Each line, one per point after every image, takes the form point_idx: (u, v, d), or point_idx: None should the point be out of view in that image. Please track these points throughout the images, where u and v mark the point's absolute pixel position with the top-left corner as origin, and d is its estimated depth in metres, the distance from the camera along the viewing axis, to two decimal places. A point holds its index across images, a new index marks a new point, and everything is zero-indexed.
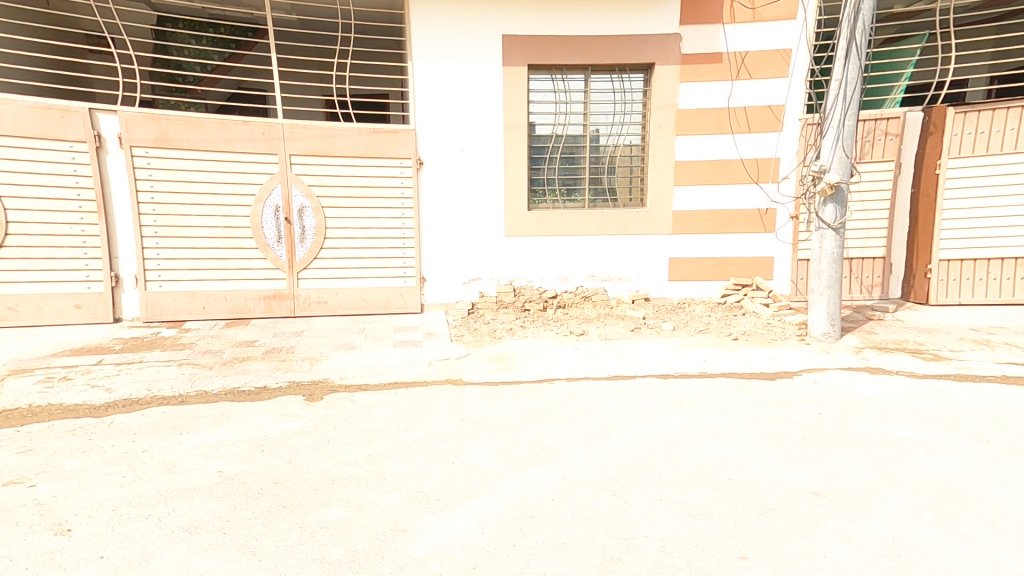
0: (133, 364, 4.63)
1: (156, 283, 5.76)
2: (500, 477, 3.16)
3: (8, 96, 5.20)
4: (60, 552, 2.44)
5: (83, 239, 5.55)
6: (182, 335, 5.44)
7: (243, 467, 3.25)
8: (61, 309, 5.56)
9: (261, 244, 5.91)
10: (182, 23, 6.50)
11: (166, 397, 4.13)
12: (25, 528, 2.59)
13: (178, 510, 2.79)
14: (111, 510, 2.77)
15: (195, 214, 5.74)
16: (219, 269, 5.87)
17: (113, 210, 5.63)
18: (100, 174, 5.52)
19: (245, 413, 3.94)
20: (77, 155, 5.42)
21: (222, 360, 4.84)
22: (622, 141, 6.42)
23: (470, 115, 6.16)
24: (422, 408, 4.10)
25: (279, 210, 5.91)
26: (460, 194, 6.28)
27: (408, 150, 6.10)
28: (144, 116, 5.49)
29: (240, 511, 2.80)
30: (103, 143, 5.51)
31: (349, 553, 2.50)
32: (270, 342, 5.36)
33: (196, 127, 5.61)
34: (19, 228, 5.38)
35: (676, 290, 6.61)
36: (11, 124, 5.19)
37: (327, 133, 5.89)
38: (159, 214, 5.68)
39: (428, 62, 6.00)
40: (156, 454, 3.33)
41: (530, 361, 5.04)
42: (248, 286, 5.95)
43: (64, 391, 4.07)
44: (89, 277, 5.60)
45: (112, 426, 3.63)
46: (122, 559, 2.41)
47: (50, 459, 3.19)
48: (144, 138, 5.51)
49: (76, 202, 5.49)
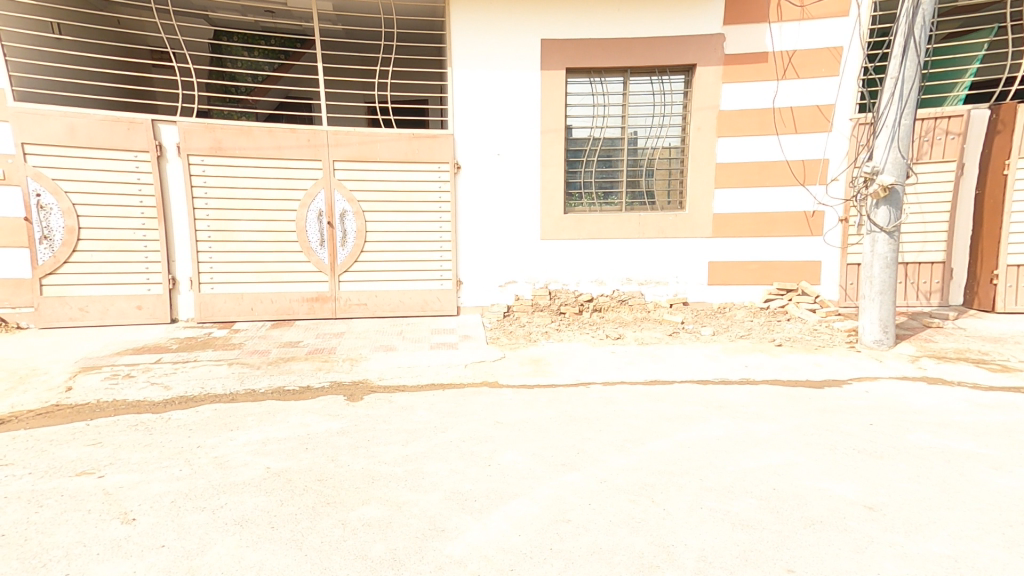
0: (188, 363, 4.86)
1: (209, 285, 6.01)
2: (536, 479, 3.18)
3: (82, 111, 5.55)
4: (125, 540, 2.58)
5: (144, 243, 5.85)
6: (232, 336, 5.66)
7: (289, 463, 3.37)
8: (125, 311, 5.87)
9: (306, 248, 6.10)
10: (235, 37, 6.83)
11: (218, 395, 4.31)
12: (95, 516, 2.75)
13: (230, 504, 2.92)
14: (169, 501, 2.92)
15: (245, 219, 5.98)
16: (266, 273, 6.09)
17: (172, 216, 5.92)
18: (160, 181, 5.80)
19: (291, 411, 4.07)
20: (140, 165, 5.72)
21: (269, 360, 5.03)
22: (662, 143, 6.34)
23: (509, 120, 6.20)
24: (459, 408, 4.16)
25: (322, 214, 6.09)
26: (497, 198, 6.33)
27: (446, 155, 6.18)
28: (200, 126, 5.74)
29: (286, 506, 2.90)
30: (163, 152, 5.80)
31: (390, 551, 2.56)
32: (313, 342, 5.53)
33: (247, 135, 5.84)
34: (91, 234, 5.72)
35: (716, 294, 6.49)
36: (83, 136, 5.53)
37: (368, 139, 6.04)
38: (213, 219, 5.92)
39: (468, 68, 6.07)
40: (209, 449, 3.49)
41: (566, 364, 5.04)
42: (293, 289, 6.16)
43: (127, 388, 4.30)
44: (149, 280, 5.90)
45: (169, 422, 3.81)
46: (180, 549, 2.54)
47: (116, 451, 3.38)
48: (200, 147, 5.77)
49: (138, 209, 5.79)
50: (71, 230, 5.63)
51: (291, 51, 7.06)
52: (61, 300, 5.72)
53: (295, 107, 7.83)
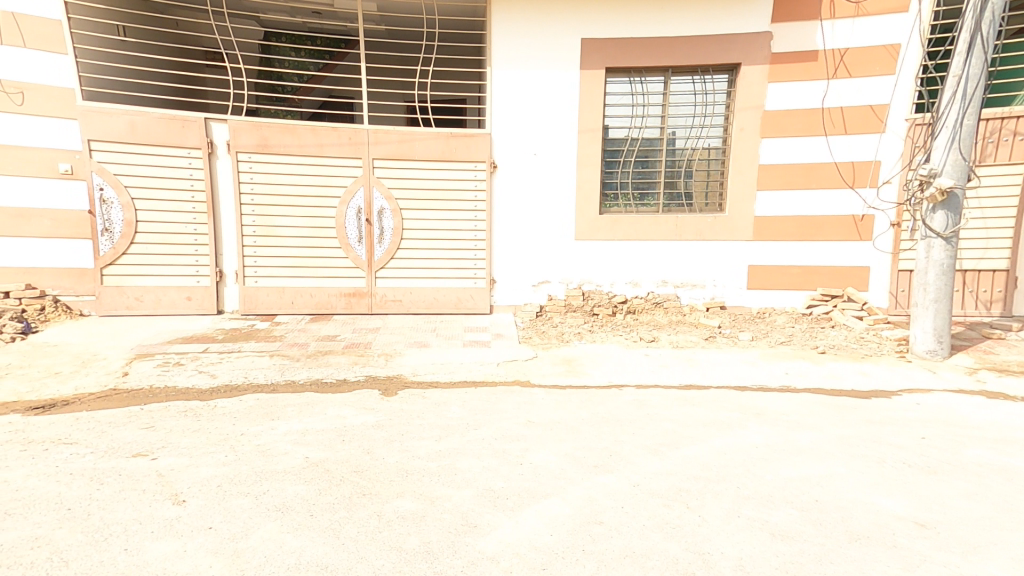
0: (233, 353, 5.04)
1: (253, 278, 6.20)
2: (568, 480, 3.18)
3: (142, 109, 5.80)
4: (177, 520, 2.70)
5: (195, 237, 6.09)
6: (274, 328, 5.83)
7: (326, 454, 3.46)
8: (175, 301, 6.13)
9: (344, 244, 6.23)
10: (283, 38, 7.17)
11: (260, 384, 4.45)
12: (150, 496, 2.89)
13: (272, 490, 3.02)
14: (216, 485, 3.04)
15: (288, 216, 6.15)
16: (307, 268, 6.26)
17: (221, 211, 6.15)
18: (211, 178, 6.04)
19: (328, 404, 4.16)
20: (193, 162, 5.96)
21: (308, 352, 5.16)
22: (701, 144, 6.23)
23: (546, 119, 6.19)
24: (491, 407, 4.18)
25: (361, 211, 6.21)
26: (533, 199, 6.35)
27: (483, 154, 6.24)
28: (248, 125, 5.93)
29: (325, 496, 2.98)
30: (214, 149, 6.02)
31: (423, 544, 2.60)
32: (350, 337, 5.64)
33: (292, 134, 6.00)
34: (148, 227, 5.99)
35: (754, 298, 6.35)
36: (143, 133, 5.79)
37: (407, 138, 6.12)
38: (258, 215, 6.11)
39: (508, 68, 6.10)
40: (252, 437, 3.61)
41: (599, 366, 5.02)
42: (331, 284, 6.30)
43: (178, 375, 4.49)
44: (199, 272, 6.13)
45: (215, 409, 3.95)
46: (227, 531, 2.64)
47: (167, 435, 3.53)
48: (248, 145, 5.96)
49: (190, 204, 6.03)
50: (129, 223, 5.91)
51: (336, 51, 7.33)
52: (119, 289, 6.00)
53: (338, 106, 8.06)
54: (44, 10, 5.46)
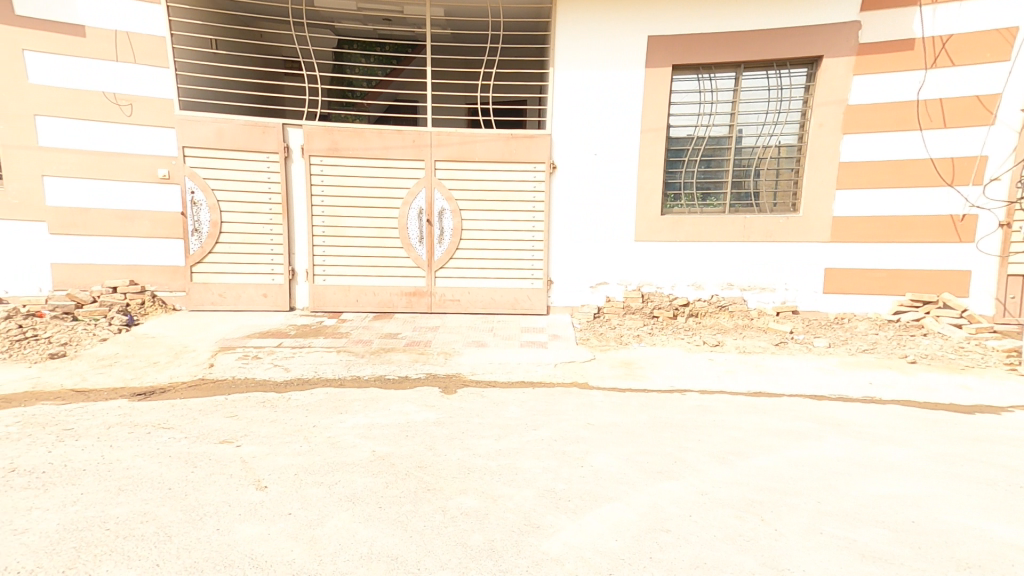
0: (304, 348, 5.29)
1: (322, 277, 6.49)
2: (630, 485, 3.11)
3: (228, 117, 6.20)
4: (260, 504, 2.86)
5: (270, 237, 6.42)
6: (340, 325, 6.08)
7: (391, 449, 3.56)
8: (253, 298, 6.49)
9: (406, 245, 6.41)
10: (356, 45, 7.61)
11: (329, 378, 4.65)
12: (236, 480, 3.08)
13: (343, 481, 3.13)
14: (293, 473, 3.19)
15: (355, 216, 6.39)
16: (371, 267, 6.48)
17: (295, 212, 6.47)
18: (286, 181, 6.37)
19: (391, 399, 4.29)
20: (271, 165, 6.30)
21: (372, 349, 5.35)
22: (774, 142, 6.04)
23: (609, 119, 6.14)
24: (550, 408, 4.17)
25: (423, 212, 6.37)
26: (592, 199, 6.30)
27: (542, 155, 6.24)
28: (321, 129, 6.21)
29: (392, 489, 3.07)
30: (290, 153, 6.35)
31: (488, 541, 2.62)
32: (411, 335, 5.80)
33: (360, 137, 6.23)
34: (230, 227, 6.37)
35: (832, 303, 6.07)
36: (229, 140, 6.18)
37: (468, 139, 6.23)
38: (327, 216, 6.39)
39: (569, 68, 6.06)
40: (323, 429, 3.77)
41: (659, 370, 4.91)
42: (394, 283, 6.50)
43: (256, 367, 4.77)
44: (273, 271, 6.47)
45: (290, 401, 4.16)
46: (305, 517, 2.77)
47: (249, 424, 3.76)
48: (320, 148, 6.24)
49: (267, 205, 6.37)
50: (215, 224, 6.31)
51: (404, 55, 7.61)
52: (205, 286, 6.41)
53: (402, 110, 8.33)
54: (150, 27, 5.93)
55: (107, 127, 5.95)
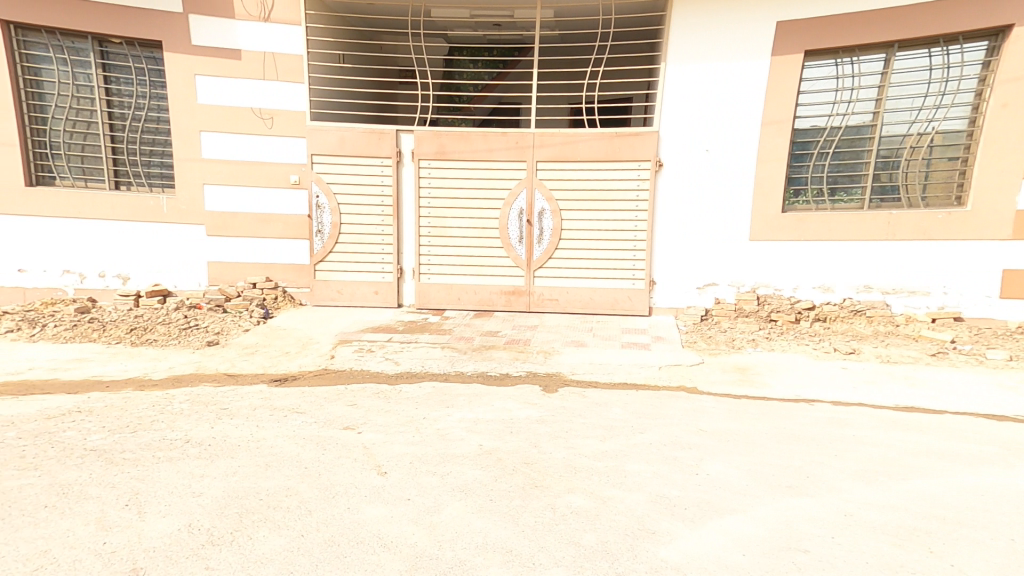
0: (412, 343, 5.64)
1: (426, 275, 6.90)
2: (751, 496, 2.94)
3: (349, 125, 6.73)
4: (382, 489, 3.05)
5: (381, 238, 6.91)
6: (444, 322, 6.42)
7: (497, 444, 3.64)
8: (366, 295, 7.01)
9: (506, 245, 6.71)
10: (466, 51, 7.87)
11: (436, 373, 4.90)
12: (359, 463, 3.32)
13: (454, 472, 3.25)
14: (408, 461, 3.37)
15: (459, 217, 6.75)
16: (471, 266, 6.83)
17: (404, 214, 6.92)
18: (397, 183, 6.81)
19: (493, 396, 4.41)
20: (384, 169, 6.77)
21: (473, 346, 5.59)
22: (942, 127, 5.97)
23: (722, 115, 6.23)
24: (656, 411, 4.07)
25: (523, 212, 6.64)
26: (707, 195, 6.41)
27: (648, 153, 6.37)
28: (430, 134, 6.63)
29: (500, 483, 3.13)
30: (401, 158, 6.79)
31: (601, 542, 2.58)
32: (510, 333, 6.02)
33: (465, 140, 6.60)
34: (349, 229, 6.90)
35: (1005, 309, 5.89)
36: (350, 146, 6.72)
37: (571, 139, 6.43)
38: (433, 217, 6.81)
39: (681, 62, 6.23)
40: (433, 421, 3.96)
41: (779, 377, 4.78)
42: (493, 282, 6.80)
43: (370, 360, 5.15)
44: (383, 269, 6.95)
45: (401, 393, 4.42)
46: (422, 504, 2.91)
47: (367, 413, 4.05)
48: (428, 152, 6.66)
49: (379, 207, 6.85)
50: (335, 225, 6.88)
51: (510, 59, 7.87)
52: (326, 283, 7.00)
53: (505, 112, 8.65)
54: (290, 47, 6.57)
55: (254, 140, 6.66)
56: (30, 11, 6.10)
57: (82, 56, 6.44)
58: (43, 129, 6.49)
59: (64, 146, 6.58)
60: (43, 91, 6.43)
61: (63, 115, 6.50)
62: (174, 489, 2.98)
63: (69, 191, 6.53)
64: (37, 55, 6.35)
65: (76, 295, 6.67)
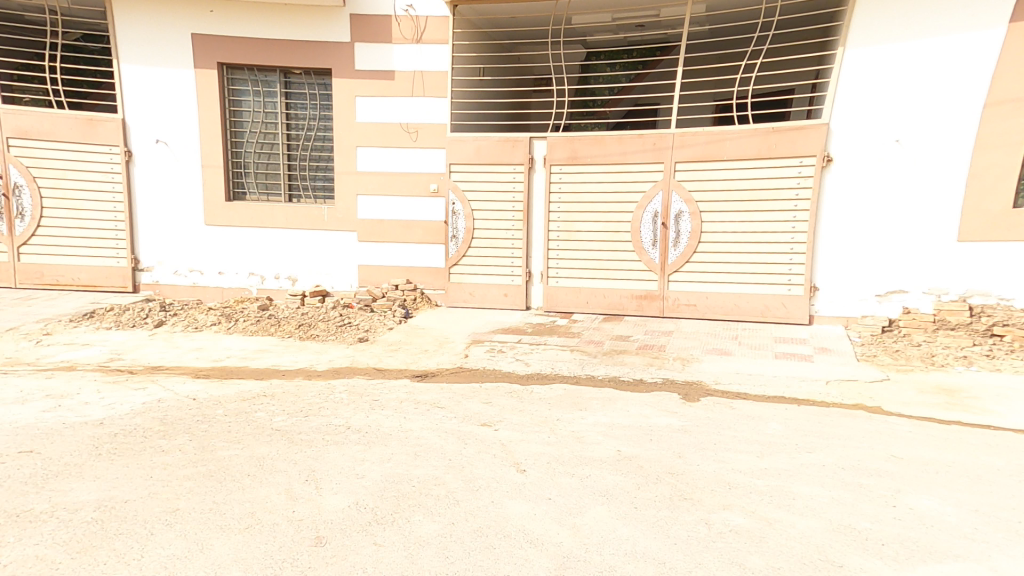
0: (541, 345, 5.80)
1: (554, 279, 7.13)
2: (976, 542, 2.53)
3: (484, 135, 7.09)
4: (524, 485, 3.15)
5: (511, 243, 7.19)
6: (572, 325, 6.58)
7: (637, 451, 3.55)
8: (495, 297, 7.33)
9: (638, 248, 6.80)
10: (602, 55, 8.12)
11: (566, 375, 4.97)
12: (499, 459, 3.47)
13: (594, 476, 3.24)
14: (546, 461, 3.43)
15: (588, 222, 6.96)
16: (599, 270, 6.98)
17: (534, 218, 7.19)
18: (528, 189, 7.10)
19: (628, 401, 4.35)
20: (516, 175, 7.08)
21: (603, 350, 5.61)
22: None
23: (915, 101, 5.92)
24: (823, 431, 3.74)
25: (658, 215, 6.70)
26: (882, 190, 6.10)
27: (813, 148, 6.15)
28: (563, 140, 6.88)
29: (645, 492, 3.05)
30: (532, 164, 7.08)
31: (771, 566, 2.40)
32: (643, 339, 5.99)
33: (599, 144, 6.79)
34: (481, 233, 7.25)
35: None
36: (484, 155, 7.07)
37: (717, 138, 6.41)
38: (562, 222, 7.05)
39: (861, 47, 6.00)
40: (567, 423, 3.99)
41: (1003, 404, 4.25)
42: (623, 286, 6.91)
43: (501, 359, 5.38)
44: (513, 272, 7.22)
45: (532, 394, 4.53)
46: (565, 504, 2.95)
47: (502, 411, 4.21)
48: (560, 157, 6.92)
49: (511, 212, 7.15)
50: (468, 231, 7.24)
51: (651, 59, 7.90)
52: (460, 285, 7.36)
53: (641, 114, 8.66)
54: (437, 64, 7.12)
55: (404, 153, 7.30)
56: (234, 53, 7.25)
57: (271, 87, 7.48)
58: (238, 151, 7.62)
59: (252, 166, 7.67)
60: (239, 119, 7.56)
61: (253, 139, 7.58)
62: (340, 469, 3.38)
63: (255, 204, 7.58)
64: (235, 90, 7.51)
65: (257, 293, 7.70)
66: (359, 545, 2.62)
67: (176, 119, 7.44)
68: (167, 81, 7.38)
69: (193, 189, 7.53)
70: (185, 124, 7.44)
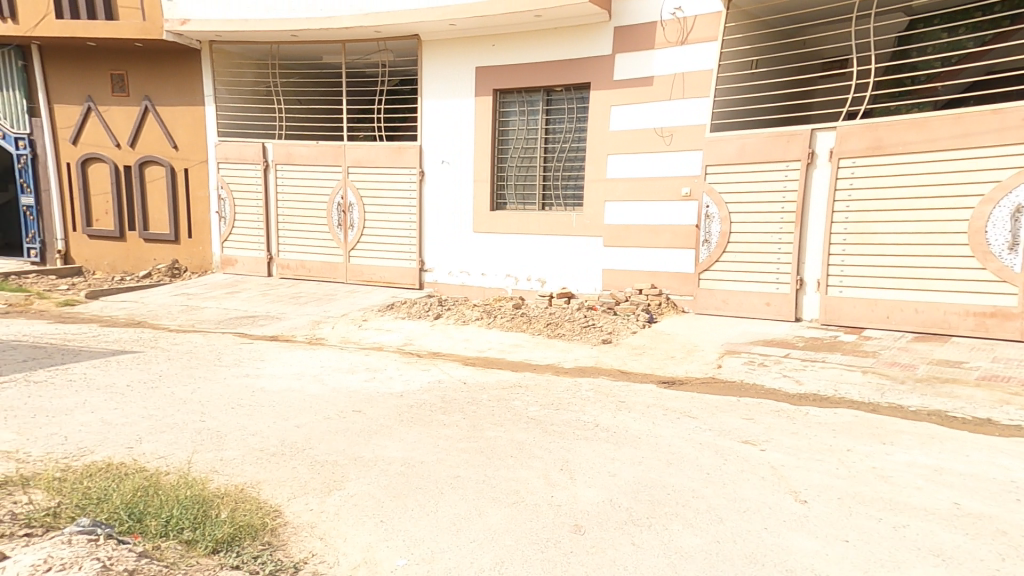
0: (817, 363, 5.46)
1: (837, 288, 6.68)
2: None
3: (751, 133, 7.06)
4: (808, 519, 2.93)
5: (778, 246, 7.01)
6: (862, 343, 6.03)
7: (987, 511, 2.91)
8: (755, 305, 7.22)
9: (982, 252, 5.78)
10: (935, 20, 7.12)
11: (858, 401, 4.59)
12: (771, 483, 3.31)
13: (916, 528, 2.79)
14: (836, 498, 3.11)
15: (889, 221, 6.32)
16: (909, 278, 6.23)
17: (807, 221, 6.86)
18: (803, 185, 6.80)
19: (963, 444, 3.69)
20: (788, 174, 6.86)
21: (916, 376, 4.99)
22: None
23: None
24: None
25: (1020, 210, 5.56)
26: None
27: None
28: (861, 129, 6.36)
29: (1013, 565, 2.48)
30: (813, 159, 6.75)
31: None
32: (986, 367, 5.08)
33: (920, 128, 6.02)
34: (736, 237, 7.27)
35: None
36: (752, 153, 7.05)
37: None
38: (852, 221, 6.55)
39: None
40: (863, 456, 3.56)
41: None
42: (953, 301, 5.97)
43: (764, 374, 5.27)
44: (779, 280, 7.04)
45: (809, 416, 4.25)
46: (873, 553, 2.62)
47: (769, 430, 4.03)
48: (855, 149, 6.43)
49: (779, 214, 6.97)
50: (722, 234, 7.33)
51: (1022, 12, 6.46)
52: (711, 291, 7.50)
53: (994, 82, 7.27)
54: (701, 64, 7.44)
55: (657, 158, 7.82)
56: (509, 79, 8.62)
57: (534, 106, 8.69)
58: (503, 168, 8.96)
59: (510, 177, 8.94)
60: (505, 137, 8.91)
61: (515, 153, 8.86)
62: (591, 465, 3.71)
63: (517, 212, 8.83)
64: (502, 112, 8.88)
65: (512, 293, 8.94)
66: (615, 541, 2.87)
67: (456, 141, 9.09)
68: (453, 109, 9.06)
69: (466, 201, 9.11)
70: (463, 145, 9.04)
